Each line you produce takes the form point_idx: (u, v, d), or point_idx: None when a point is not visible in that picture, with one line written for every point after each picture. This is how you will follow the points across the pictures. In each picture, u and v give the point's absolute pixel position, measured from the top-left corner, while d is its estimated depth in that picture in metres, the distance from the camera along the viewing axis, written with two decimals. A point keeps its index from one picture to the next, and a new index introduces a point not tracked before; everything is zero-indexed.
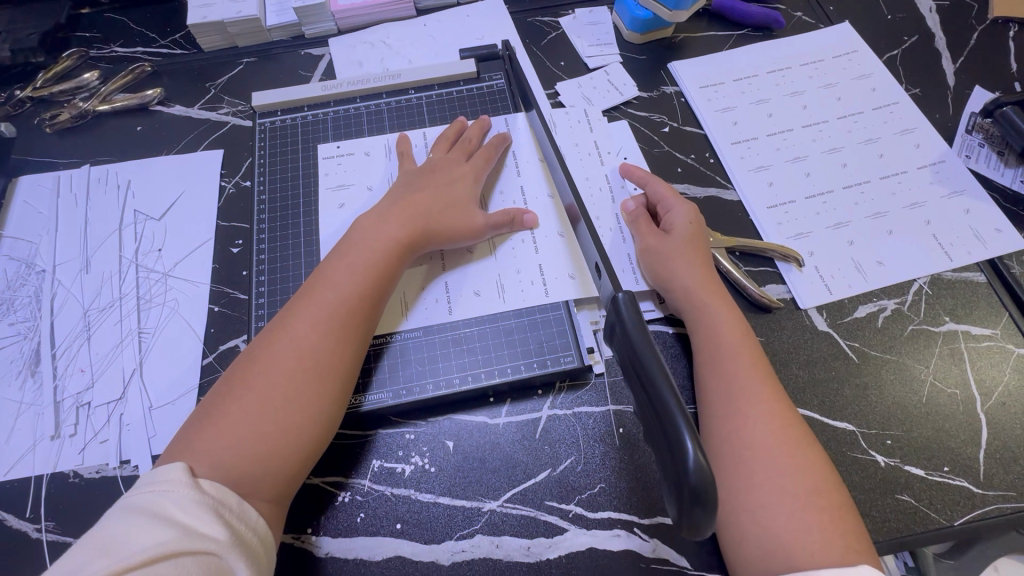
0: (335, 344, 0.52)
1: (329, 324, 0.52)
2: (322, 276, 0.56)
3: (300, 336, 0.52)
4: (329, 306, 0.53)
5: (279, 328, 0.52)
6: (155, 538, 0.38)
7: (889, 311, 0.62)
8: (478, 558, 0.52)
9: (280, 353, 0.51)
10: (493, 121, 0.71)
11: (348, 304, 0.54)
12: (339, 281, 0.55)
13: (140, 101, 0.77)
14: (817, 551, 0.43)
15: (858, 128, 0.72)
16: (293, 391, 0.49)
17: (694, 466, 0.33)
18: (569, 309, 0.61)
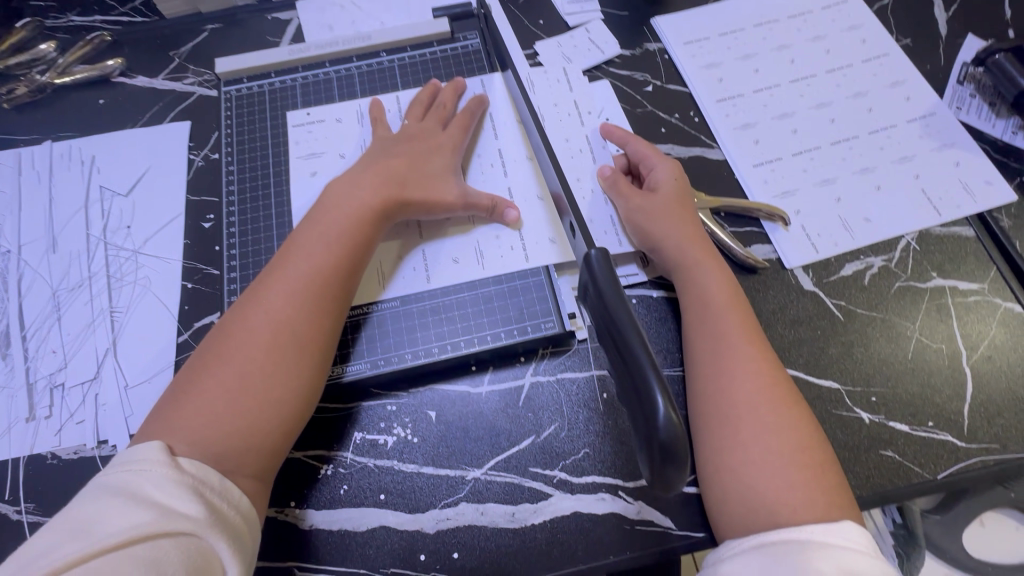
0: (312, 315, 0.51)
1: (304, 295, 0.51)
2: (296, 246, 0.54)
3: (275, 308, 0.50)
4: (304, 277, 0.52)
5: (253, 301, 0.51)
6: (132, 520, 0.37)
7: (876, 268, 0.61)
8: (463, 525, 0.52)
9: (255, 326, 0.49)
10: (468, 83, 0.68)
11: (323, 275, 0.52)
12: (314, 251, 0.53)
13: (100, 72, 0.73)
14: (799, 507, 0.43)
15: (847, 81, 0.70)
16: (270, 364, 0.48)
17: (666, 421, 0.34)
18: (550, 273, 0.60)
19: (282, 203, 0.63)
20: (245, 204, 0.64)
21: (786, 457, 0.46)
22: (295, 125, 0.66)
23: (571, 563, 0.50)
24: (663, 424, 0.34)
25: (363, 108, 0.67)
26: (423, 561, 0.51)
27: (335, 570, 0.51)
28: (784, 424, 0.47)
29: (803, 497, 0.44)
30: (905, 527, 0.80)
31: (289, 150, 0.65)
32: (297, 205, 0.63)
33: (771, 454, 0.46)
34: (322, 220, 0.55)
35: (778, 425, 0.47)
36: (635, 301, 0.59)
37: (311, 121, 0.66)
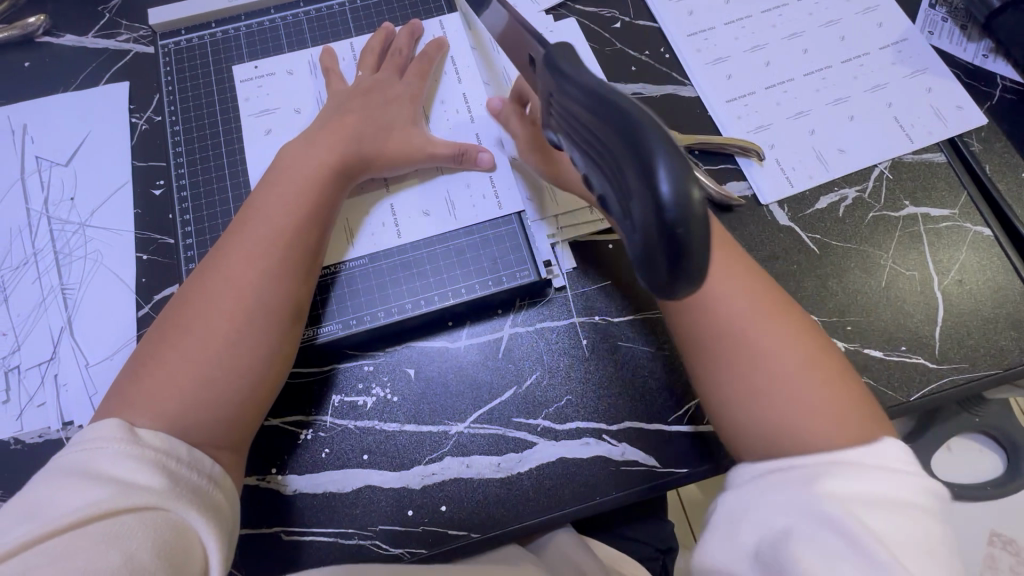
0: (276, 278, 0.48)
1: (265, 256, 0.48)
2: (253, 210, 0.51)
3: (236, 274, 0.48)
4: (264, 240, 0.49)
5: (210, 268, 0.48)
6: (87, 498, 0.35)
7: (850, 200, 0.60)
8: (449, 478, 0.52)
9: (216, 294, 0.47)
10: (426, 26, 0.64)
11: (284, 234, 0.50)
12: (272, 213, 0.50)
13: (22, 31, 0.67)
14: (827, 422, 0.39)
15: (819, 10, 0.68)
16: (234, 331, 0.46)
17: (671, 194, 0.21)
18: (523, 219, 0.58)
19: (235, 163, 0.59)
20: (195, 167, 0.60)
21: (792, 348, 0.43)
22: (242, 79, 0.62)
23: (558, 507, 0.51)
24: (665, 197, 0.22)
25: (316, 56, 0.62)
26: (411, 517, 0.51)
27: (321, 531, 0.51)
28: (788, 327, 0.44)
29: (834, 407, 0.40)
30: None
31: (238, 106, 0.61)
32: (252, 166, 0.59)
33: (788, 362, 0.42)
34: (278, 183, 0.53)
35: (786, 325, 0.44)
36: (611, 245, 0.58)
37: (259, 74, 0.62)
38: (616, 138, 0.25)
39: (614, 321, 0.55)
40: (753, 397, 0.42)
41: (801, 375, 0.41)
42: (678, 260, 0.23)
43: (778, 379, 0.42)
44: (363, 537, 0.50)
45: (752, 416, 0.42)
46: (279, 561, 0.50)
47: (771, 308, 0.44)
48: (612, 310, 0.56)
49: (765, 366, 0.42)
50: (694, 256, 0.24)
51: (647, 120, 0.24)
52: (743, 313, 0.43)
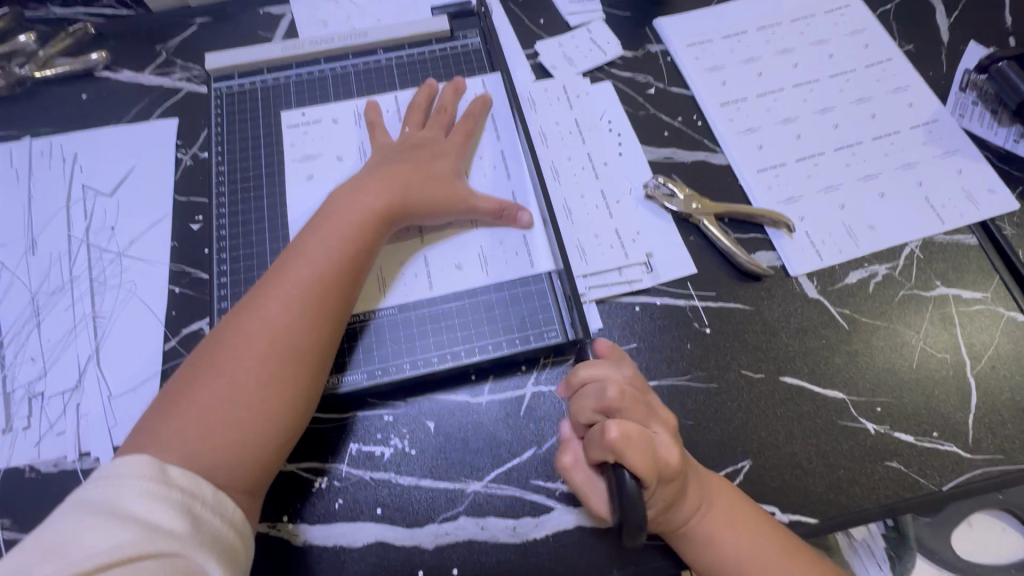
0: (312, 322, 0.49)
1: (304, 300, 0.49)
2: (297, 254, 0.52)
3: (275, 314, 0.48)
4: (305, 283, 0.50)
5: (249, 306, 0.49)
6: (110, 541, 0.35)
7: (880, 277, 0.60)
8: (462, 540, 0.50)
9: (253, 334, 0.47)
10: (468, 83, 0.66)
11: (324, 279, 0.50)
12: (315, 257, 0.51)
13: (84, 65, 0.71)
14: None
15: (850, 87, 0.69)
16: (266, 374, 0.46)
17: None
18: (552, 277, 0.58)
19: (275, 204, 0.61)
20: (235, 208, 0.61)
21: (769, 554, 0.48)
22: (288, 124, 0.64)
23: None
24: None
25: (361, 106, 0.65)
26: None
27: None
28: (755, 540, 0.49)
29: None
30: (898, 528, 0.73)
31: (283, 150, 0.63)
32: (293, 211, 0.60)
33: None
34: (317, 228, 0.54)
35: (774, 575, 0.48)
36: (638, 308, 0.58)
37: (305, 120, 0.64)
38: None
39: None
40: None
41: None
42: None
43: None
44: None
45: None
46: None
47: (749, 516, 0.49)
48: None
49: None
50: None
51: None
52: None
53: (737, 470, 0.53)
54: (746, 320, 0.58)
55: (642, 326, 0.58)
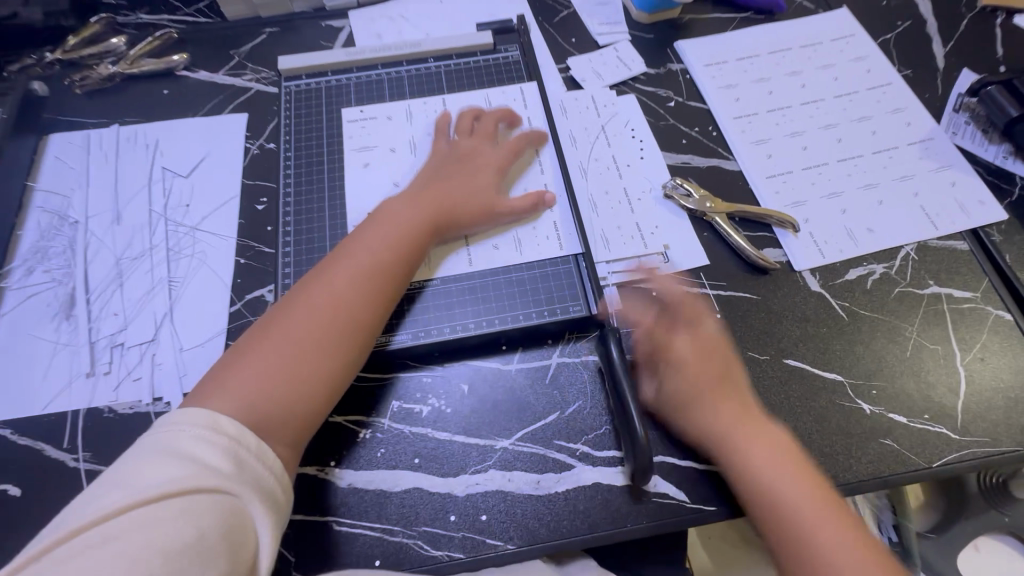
0: (358, 308, 0.55)
1: (353, 288, 0.55)
2: (359, 242, 0.59)
3: (336, 290, 0.55)
4: (358, 269, 0.57)
5: (307, 288, 0.55)
6: (168, 475, 0.40)
7: (877, 275, 0.66)
8: (491, 490, 0.55)
9: (311, 306, 0.54)
10: (507, 91, 0.74)
11: (371, 271, 0.57)
12: (365, 252, 0.58)
13: (166, 65, 0.80)
14: None
15: (853, 106, 0.76)
16: (313, 347, 0.52)
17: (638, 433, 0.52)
18: (578, 261, 0.64)
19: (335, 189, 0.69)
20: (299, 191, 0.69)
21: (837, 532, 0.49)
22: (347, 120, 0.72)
23: (590, 531, 0.54)
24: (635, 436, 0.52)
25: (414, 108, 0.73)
26: (452, 522, 0.54)
27: (368, 526, 0.54)
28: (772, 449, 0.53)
29: None
30: (901, 544, 0.81)
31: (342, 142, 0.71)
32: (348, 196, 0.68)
33: (820, 534, 0.49)
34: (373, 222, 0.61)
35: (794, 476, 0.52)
36: (656, 292, 0.64)
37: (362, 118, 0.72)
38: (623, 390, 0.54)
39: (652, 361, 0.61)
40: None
41: (827, 535, 0.49)
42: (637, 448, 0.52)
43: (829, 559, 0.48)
44: (405, 536, 0.54)
45: None
46: (325, 549, 0.54)
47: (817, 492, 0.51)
48: (651, 351, 0.62)
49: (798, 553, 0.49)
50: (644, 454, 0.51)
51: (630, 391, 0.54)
52: None
53: None
54: (753, 308, 0.64)
55: None
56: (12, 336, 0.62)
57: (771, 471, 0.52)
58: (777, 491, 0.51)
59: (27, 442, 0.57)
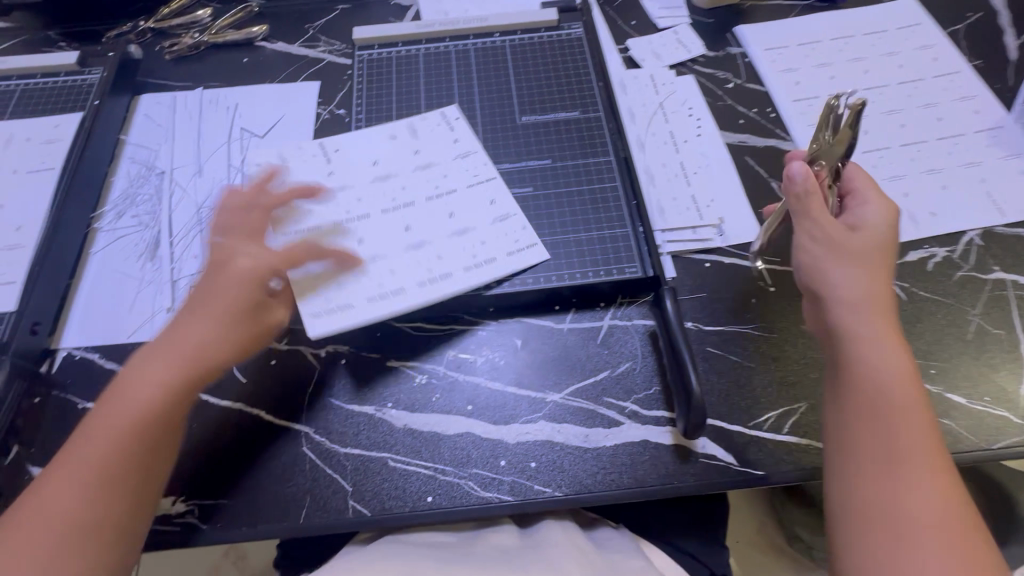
0: (132, 477, 0.48)
1: (118, 442, 0.48)
2: (142, 363, 0.51)
3: (119, 425, 0.48)
4: (127, 417, 0.48)
5: (71, 449, 0.48)
6: None
7: (939, 258, 0.65)
8: (541, 440, 0.57)
9: (97, 444, 0.47)
10: (569, 67, 0.76)
11: (134, 424, 0.48)
12: (137, 398, 0.49)
13: (247, 36, 0.85)
14: None
15: (918, 93, 0.76)
16: (79, 522, 0.45)
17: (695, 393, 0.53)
18: (635, 226, 0.65)
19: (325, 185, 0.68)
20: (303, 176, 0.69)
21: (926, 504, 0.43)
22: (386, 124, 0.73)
23: (637, 485, 0.55)
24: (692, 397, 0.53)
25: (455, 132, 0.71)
26: (502, 467, 0.56)
27: (421, 465, 0.56)
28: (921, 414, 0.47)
29: None
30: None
31: (368, 138, 0.72)
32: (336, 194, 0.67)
33: (919, 482, 0.44)
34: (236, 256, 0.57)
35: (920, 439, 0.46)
36: (708, 264, 0.65)
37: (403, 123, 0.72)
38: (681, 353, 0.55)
39: (703, 329, 0.62)
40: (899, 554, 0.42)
41: (917, 499, 0.43)
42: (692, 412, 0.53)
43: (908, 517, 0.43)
44: (457, 477, 0.56)
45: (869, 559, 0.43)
46: (379, 484, 0.55)
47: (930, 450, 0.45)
48: (702, 319, 0.62)
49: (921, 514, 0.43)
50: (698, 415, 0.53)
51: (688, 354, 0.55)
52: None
53: (794, 410, 0.57)
54: None
55: (712, 280, 0.64)
56: (102, 271, 0.68)
57: (909, 430, 0.46)
58: (878, 430, 0.46)
59: (112, 366, 0.62)
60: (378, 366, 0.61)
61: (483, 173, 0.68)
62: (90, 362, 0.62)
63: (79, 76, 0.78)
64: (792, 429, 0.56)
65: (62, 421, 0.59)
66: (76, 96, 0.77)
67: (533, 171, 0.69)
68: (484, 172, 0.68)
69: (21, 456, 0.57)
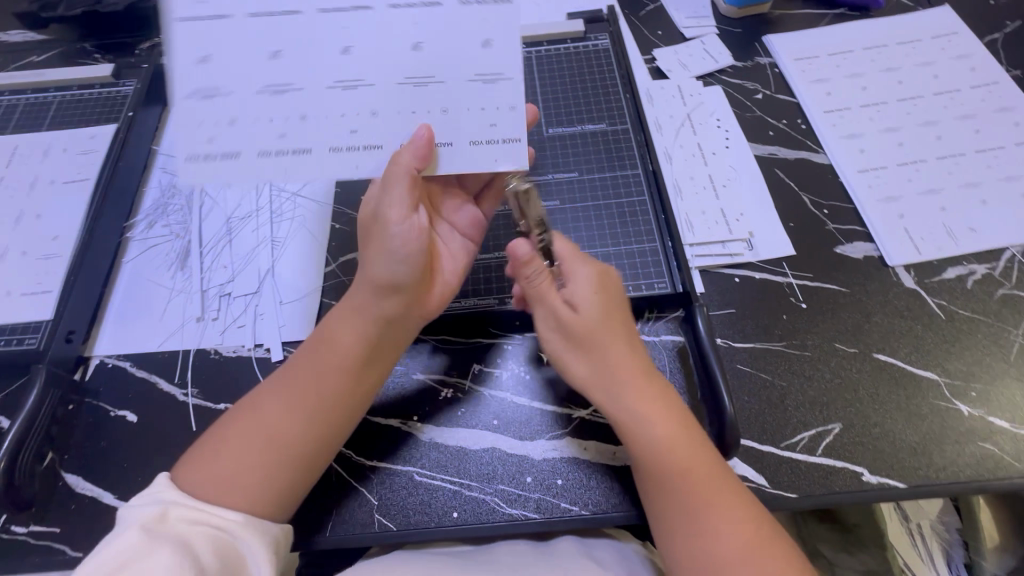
0: (319, 419, 0.50)
1: (329, 377, 0.51)
2: (332, 326, 0.53)
3: (303, 373, 0.51)
4: (336, 359, 0.52)
5: (286, 378, 0.52)
6: None
7: (979, 275, 0.63)
8: (568, 457, 0.56)
9: (291, 387, 0.51)
10: (596, 78, 0.76)
11: (345, 364, 0.52)
12: (344, 343, 0.52)
13: None
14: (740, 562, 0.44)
15: (954, 104, 0.74)
16: (284, 431, 0.49)
17: (728, 415, 0.52)
18: (664, 240, 0.64)
19: (295, 66, 0.50)
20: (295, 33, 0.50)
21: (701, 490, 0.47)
22: None
23: None
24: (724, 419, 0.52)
25: (486, 47, 0.51)
26: (529, 483, 0.55)
27: (447, 480, 0.56)
28: (663, 406, 0.50)
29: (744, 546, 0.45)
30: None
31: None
32: (299, 82, 0.51)
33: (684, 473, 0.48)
34: (408, 209, 0.51)
35: (670, 432, 0.49)
36: (737, 279, 0.64)
37: (465, 19, 0.50)
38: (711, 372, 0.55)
39: (733, 346, 0.61)
40: (694, 550, 0.46)
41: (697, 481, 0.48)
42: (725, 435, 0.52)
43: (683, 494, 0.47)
44: (483, 492, 0.55)
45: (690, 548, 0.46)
46: (404, 498, 0.55)
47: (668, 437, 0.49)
48: (732, 336, 0.61)
49: (682, 514, 0.47)
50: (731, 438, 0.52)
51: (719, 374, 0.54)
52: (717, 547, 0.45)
53: (828, 431, 0.56)
54: (842, 301, 0.62)
55: (741, 295, 0.63)
56: (134, 280, 0.69)
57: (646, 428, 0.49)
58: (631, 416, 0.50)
59: (143, 374, 0.63)
60: (403, 378, 0.62)
61: (490, 138, 0.52)
62: (122, 370, 0.63)
63: (113, 88, 0.80)
64: (827, 451, 0.55)
65: (95, 429, 0.60)
66: (110, 108, 0.78)
67: (561, 183, 0.69)
68: (490, 138, 0.52)
69: (56, 462, 0.58)
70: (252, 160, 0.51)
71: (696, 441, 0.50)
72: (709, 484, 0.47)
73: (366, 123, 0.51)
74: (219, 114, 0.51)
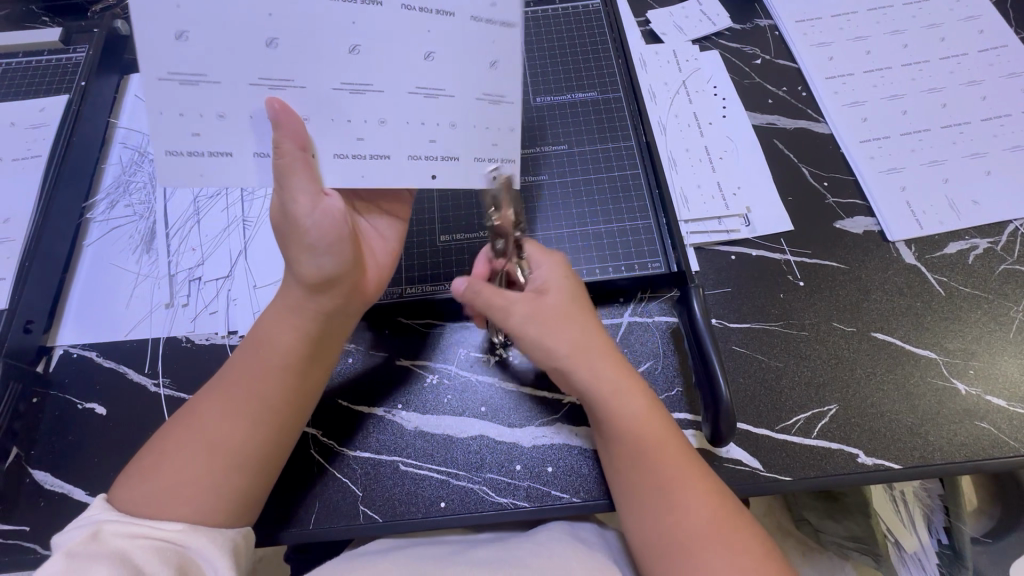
0: (252, 418, 0.47)
1: (258, 374, 0.49)
2: (265, 329, 0.50)
3: (238, 376, 0.49)
4: (266, 356, 0.49)
5: (218, 383, 0.49)
6: None
7: (981, 250, 0.61)
8: (559, 442, 0.55)
9: (223, 392, 0.48)
10: (586, 42, 0.71)
11: (274, 360, 0.49)
12: (275, 337, 0.49)
13: None
14: (710, 541, 0.43)
15: (961, 69, 0.70)
16: (219, 437, 0.46)
17: (724, 398, 0.49)
18: (658, 217, 0.61)
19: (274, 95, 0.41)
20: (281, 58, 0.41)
21: (676, 473, 0.46)
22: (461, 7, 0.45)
23: None
24: (722, 403, 0.49)
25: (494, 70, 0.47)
26: (519, 471, 0.54)
27: (434, 469, 0.54)
28: (627, 382, 0.49)
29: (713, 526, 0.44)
30: (952, 548, 0.72)
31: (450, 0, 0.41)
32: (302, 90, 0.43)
33: (660, 456, 0.47)
34: (317, 196, 0.45)
35: (637, 411, 0.48)
36: (733, 256, 0.62)
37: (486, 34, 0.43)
38: (706, 353, 0.52)
39: (728, 326, 0.59)
40: (661, 530, 0.45)
41: (672, 466, 0.46)
42: (719, 417, 0.50)
43: (655, 479, 0.46)
44: (470, 482, 0.53)
45: (658, 527, 0.45)
46: (388, 488, 0.53)
47: (643, 415, 0.48)
48: (727, 316, 0.59)
49: (631, 462, 0.47)
50: (726, 422, 0.49)
51: (715, 354, 0.52)
52: (686, 526, 0.44)
53: (824, 413, 0.54)
54: (839, 277, 0.60)
55: (737, 271, 0.61)
56: (97, 264, 0.65)
57: (619, 404, 0.48)
58: (601, 395, 0.48)
59: (111, 365, 0.60)
60: (387, 365, 0.59)
61: (490, 158, 0.50)
62: (88, 360, 0.60)
63: (65, 55, 0.74)
64: (822, 433, 0.53)
65: (60, 423, 0.57)
66: (63, 76, 0.72)
67: (550, 156, 0.65)
68: (490, 158, 0.50)
69: (21, 459, 0.55)
70: (249, 159, 0.45)
71: (663, 423, 0.48)
72: (676, 464, 0.46)
73: (374, 130, 0.47)
74: (204, 104, 0.43)
